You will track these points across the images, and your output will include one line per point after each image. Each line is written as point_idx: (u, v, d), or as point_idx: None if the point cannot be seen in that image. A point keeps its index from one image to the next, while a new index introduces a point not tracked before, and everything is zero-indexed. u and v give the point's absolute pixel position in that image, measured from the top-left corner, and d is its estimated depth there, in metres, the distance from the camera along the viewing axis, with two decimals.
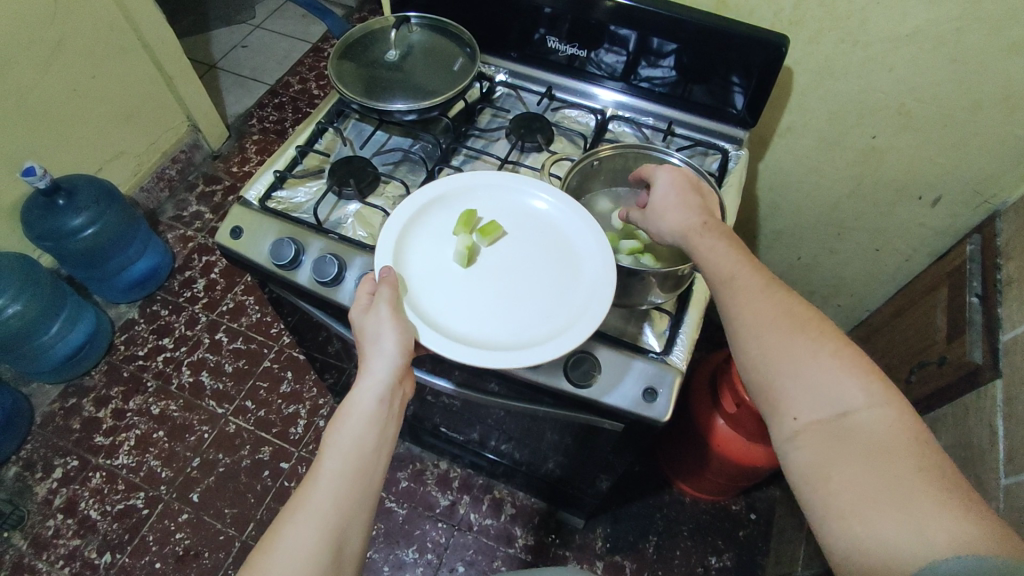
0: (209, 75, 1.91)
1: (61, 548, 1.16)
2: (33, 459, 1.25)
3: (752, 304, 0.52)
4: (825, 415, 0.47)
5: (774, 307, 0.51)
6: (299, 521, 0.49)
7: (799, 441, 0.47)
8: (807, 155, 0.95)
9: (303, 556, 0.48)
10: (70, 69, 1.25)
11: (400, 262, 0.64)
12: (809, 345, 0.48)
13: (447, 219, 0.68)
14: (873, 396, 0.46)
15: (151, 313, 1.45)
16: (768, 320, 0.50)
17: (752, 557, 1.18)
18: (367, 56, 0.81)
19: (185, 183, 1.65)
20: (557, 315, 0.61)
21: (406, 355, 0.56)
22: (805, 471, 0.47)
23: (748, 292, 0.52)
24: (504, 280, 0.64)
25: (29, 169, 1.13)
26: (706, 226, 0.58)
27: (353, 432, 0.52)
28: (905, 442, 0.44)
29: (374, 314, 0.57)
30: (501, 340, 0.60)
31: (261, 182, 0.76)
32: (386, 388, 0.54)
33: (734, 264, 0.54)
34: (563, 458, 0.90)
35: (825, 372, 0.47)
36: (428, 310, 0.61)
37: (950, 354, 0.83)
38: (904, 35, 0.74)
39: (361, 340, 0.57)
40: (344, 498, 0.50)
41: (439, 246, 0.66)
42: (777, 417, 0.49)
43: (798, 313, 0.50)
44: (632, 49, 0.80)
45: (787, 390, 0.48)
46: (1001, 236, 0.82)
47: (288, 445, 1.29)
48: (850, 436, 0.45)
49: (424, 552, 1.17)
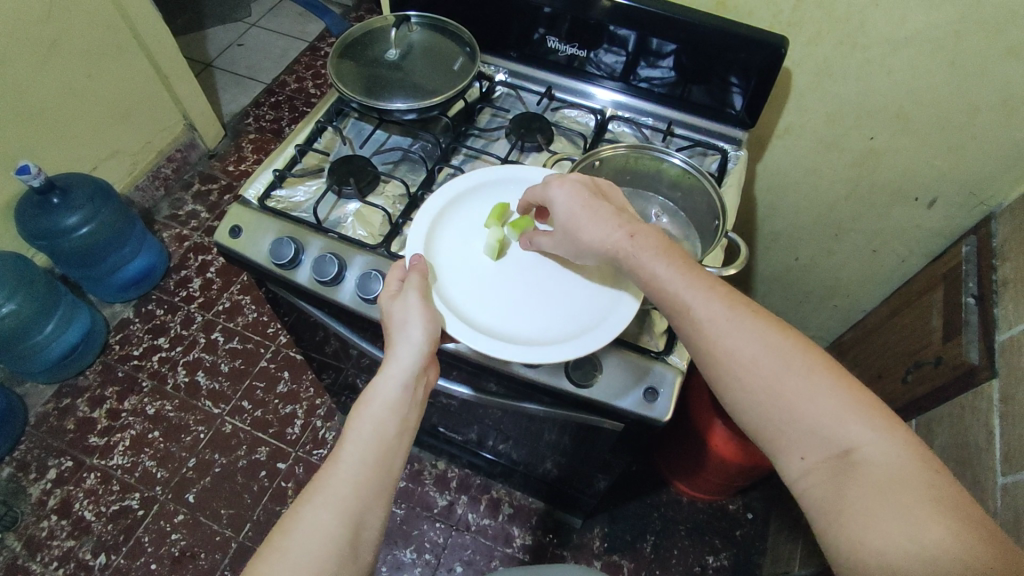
0: (205, 73, 1.90)
1: (55, 549, 1.15)
2: (27, 460, 1.24)
3: (726, 338, 0.50)
4: (831, 454, 0.46)
5: (755, 345, 0.49)
6: (319, 504, 0.49)
7: (810, 482, 0.47)
8: (805, 157, 0.95)
9: (322, 541, 0.48)
10: (66, 67, 1.24)
11: (430, 251, 0.64)
12: (804, 385, 0.47)
13: (477, 214, 0.68)
14: (875, 430, 0.45)
15: (146, 312, 1.44)
16: (752, 360, 0.49)
17: (748, 557, 1.19)
18: (367, 55, 0.80)
19: (181, 182, 1.64)
20: (582, 313, 0.61)
21: (432, 344, 0.55)
22: (817, 509, 0.46)
23: (718, 329, 0.50)
24: (533, 274, 0.64)
25: (24, 167, 1.12)
26: (633, 241, 0.54)
27: (375, 418, 0.52)
28: (913, 474, 0.43)
29: (402, 301, 0.57)
30: (528, 335, 0.60)
31: (260, 181, 0.76)
32: (410, 375, 0.53)
33: (689, 293, 0.52)
34: (561, 458, 0.90)
35: (824, 410, 0.46)
36: (456, 302, 0.61)
37: (946, 355, 0.83)
38: (903, 39, 0.74)
39: (389, 326, 0.57)
40: (364, 484, 0.50)
41: (470, 239, 0.66)
42: (784, 457, 0.48)
43: (784, 350, 0.49)
44: (631, 49, 0.80)
45: (788, 431, 0.47)
46: (997, 237, 0.83)
47: (286, 446, 1.28)
48: (857, 472, 0.45)
49: (422, 552, 1.17)
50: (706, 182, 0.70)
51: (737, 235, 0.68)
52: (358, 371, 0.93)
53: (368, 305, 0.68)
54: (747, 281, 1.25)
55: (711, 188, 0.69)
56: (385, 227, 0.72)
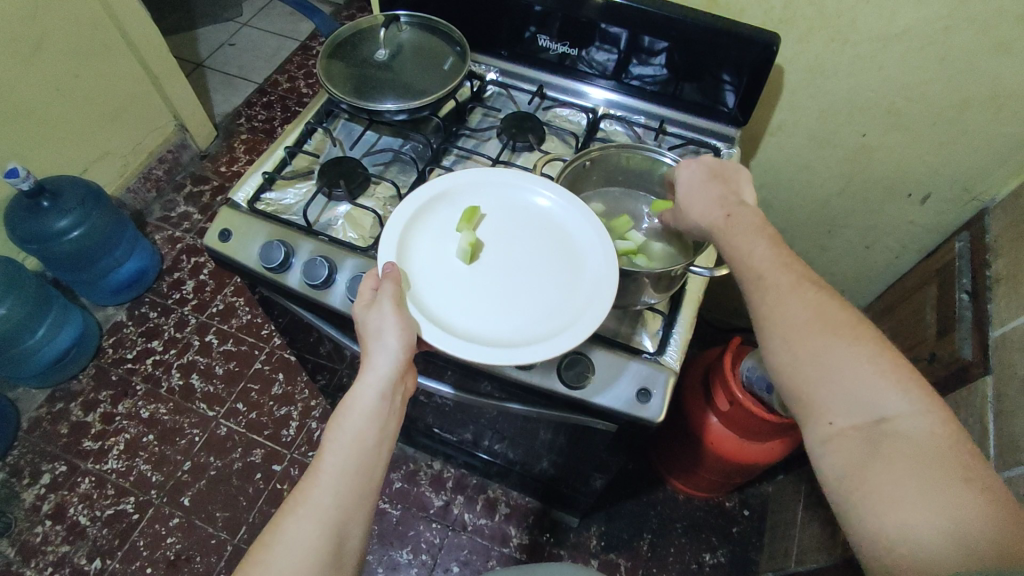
0: (196, 73, 1.89)
1: (50, 554, 1.15)
2: (20, 466, 1.24)
3: (783, 301, 0.51)
4: (861, 421, 0.46)
5: (809, 309, 0.50)
6: (301, 516, 0.49)
7: (833, 447, 0.47)
8: (798, 153, 0.95)
9: (305, 553, 0.47)
10: (52, 68, 1.23)
11: (403, 257, 0.63)
12: (846, 353, 0.47)
13: (450, 217, 0.68)
14: (913, 403, 0.45)
15: (140, 315, 1.44)
16: (804, 324, 0.49)
17: (746, 554, 1.19)
18: (357, 55, 0.80)
19: (172, 183, 1.63)
20: (557, 314, 0.61)
21: (408, 351, 0.55)
22: (839, 475, 0.46)
23: (779, 292, 0.51)
24: (505, 278, 0.63)
25: (12, 170, 1.11)
26: (729, 219, 0.58)
27: (354, 428, 0.51)
28: (947, 449, 0.43)
29: (378, 310, 0.56)
30: (503, 337, 0.59)
31: (250, 183, 0.75)
32: (388, 384, 0.53)
33: (765, 263, 0.53)
34: (557, 457, 0.90)
35: (861, 378, 0.46)
36: (431, 306, 0.60)
37: (938, 351, 0.84)
38: (893, 34, 0.74)
39: (365, 335, 0.56)
40: (345, 495, 0.50)
41: (443, 244, 0.66)
42: (811, 420, 0.48)
43: (837, 318, 0.49)
44: (623, 47, 0.79)
45: (824, 395, 0.47)
46: (989, 233, 0.83)
47: (281, 447, 1.28)
48: (888, 441, 0.44)
49: (418, 553, 1.17)
50: None
51: None
52: (352, 372, 0.93)
53: None
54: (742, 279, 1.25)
55: None
56: (377, 229, 0.72)
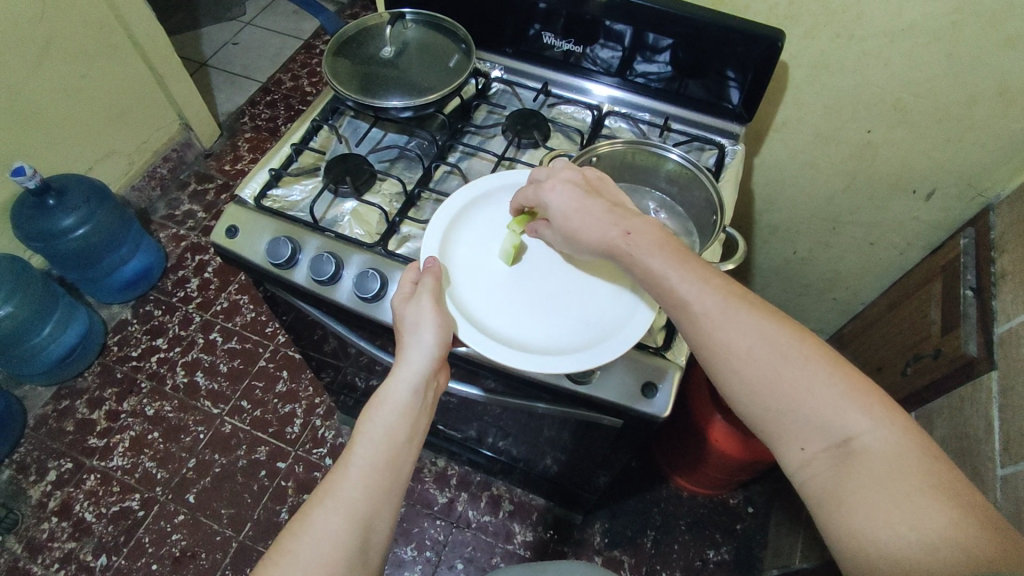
0: (200, 72, 1.89)
1: (56, 551, 1.15)
2: (26, 462, 1.24)
3: (724, 331, 0.49)
4: (829, 444, 0.46)
5: (751, 337, 0.48)
6: (329, 507, 0.49)
7: (811, 471, 0.47)
8: (802, 150, 0.95)
9: (333, 544, 0.47)
10: (60, 67, 1.24)
11: (445, 253, 0.64)
12: (802, 376, 0.47)
13: (496, 216, 0.68)
14: (875, 419, 0.45)
15: (144, 313, 1.44)
16: (749, 352, 0.48)
17: (749, 551, 1.19)
18: (362, 52, 0.80)
19: (177, 182, 1.64)
20: (595, 321, 0.61)
21: (442, 348, 0.55)
22: (817, 497, 0.46)
23: (714, 322, 0.50)
24: (546, 283, 0.64)
25: (19, 169, 1.12)
26: (629, 237, 0.55)
27: (386, 421, 0.52)
28: (911, 457, 0.43)
29: (416, 303, 0.57)
30: (537, 344, 0.60)
31: (256, 180, 0.75)
32: (420, 379, 0.53)
33: (682, 285, 0.52)
34: (561, 454, 0.90)
35: (821, 402, 0.46)
36: (465, 303, 0.61)
37: (944, 347, 0.83)
38: (900, 29, 0.74)
39: (401, 327, 0.57)
40: (374, 488, 0.50)
41: (486, 243, 0.66)
42: (782, 446, 0.48)
43: (778, 341, 0.48)
44: (627, 44, 0.80)
45: (789, 422, 0.47)
46: (996, 229, 0.82)
47: (285, 445, 1.28)
48: (856, 462, 0.44)
49: (423, 550, 1.17)
50: (702, 178, 0.69)
51: (735, 231, 0.66)
52: (357, 369, 0.93)
53: (365, 303, 0.67)
54: (745, 275, 1.25)
55: (708, 183, 0.69)
56: (383, 225, 0.72)
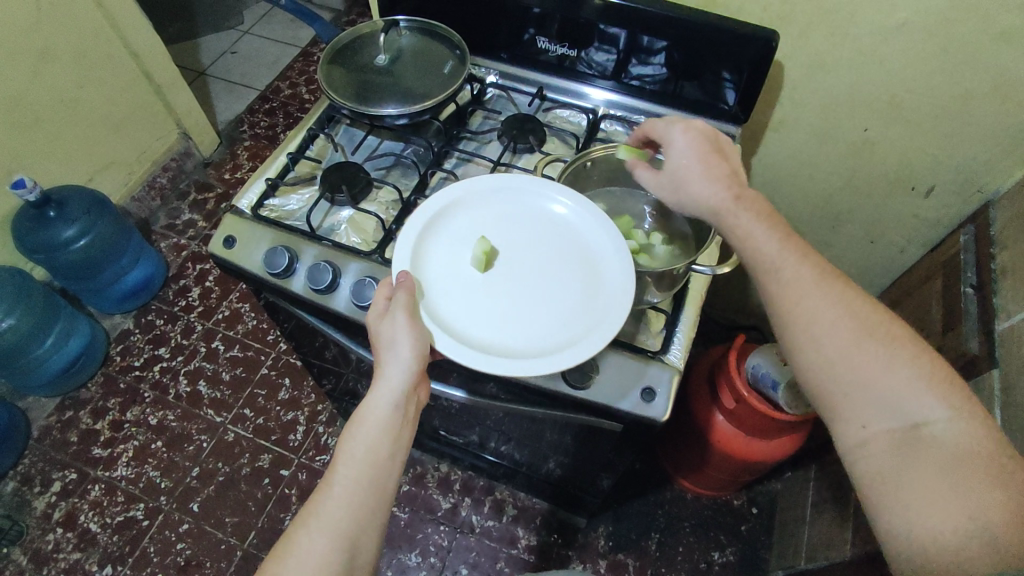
0: (199, 82, 1.90)
1: (61, 562, 1.16)
2: (31, 474, 1.25)
3: (809, 300, 0.51)
4: (895, 425, 0.48)
5: (837, 309, 0.51)
6: (313, 528, 0.49)
7: (868, 451, 0.48)
8: (799, 150, 0.95)
9: (319, 563, 0.48)
10: (57, 79, 1.24)
11: (417, 266, 0.63)
12: (883, 356, 0.49)
13: (466, 224, 0.68)
14: (949, 409, 0.47)
15: (146, 323, 1.45)
16: (833, 323, 0.50)
17: (755, 552, 1.19)
18: (357, 60, 0.80)
19: (177, 191, 1.64)
20: (575, 319, 0.61)
21: (420, 361, 0.55)
22: (873, 479, 0.48)
23: (804, 290, 0.52)
24: (519, 288, 0.63)
25: (19, 181, 1.12)
26: (738, 201, 0.56)
27: (366, 440, 0.52)
28: (981, 452, 0.45)
29: (390, 320, 0.56)
30: (519, 349, 0.59)
31: (253, 190, 0.76)
32: (399, 396, 0.54)
33: (779, 255, 0.54)
34: (564, 458, 0.90)
35: (894, 384, 0.48)
36: (443, 315, 0.60)
37: (945, 345, 0.83)
38: (893, 26, 0.74)
39: (377, 344, 0.57)
40: (357, 506, 0.50)
41: (458, 251, 0.66)
42: (844, 423, 0.50)
43: (865, 319, 0.50)
44: (622, 47, 0.80)
45: (857, 397, 0.49)
46: (995, 224, 0.82)
47: (288, 452, 1.28)
48: (923, 447, 0.46)
49: (427, 556, 1.17)
50: None
51: None
52: (359, 376, 0.93)
53: (362, 311, 0.67)
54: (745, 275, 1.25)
55: None
56: (379, 233, 0.73)
